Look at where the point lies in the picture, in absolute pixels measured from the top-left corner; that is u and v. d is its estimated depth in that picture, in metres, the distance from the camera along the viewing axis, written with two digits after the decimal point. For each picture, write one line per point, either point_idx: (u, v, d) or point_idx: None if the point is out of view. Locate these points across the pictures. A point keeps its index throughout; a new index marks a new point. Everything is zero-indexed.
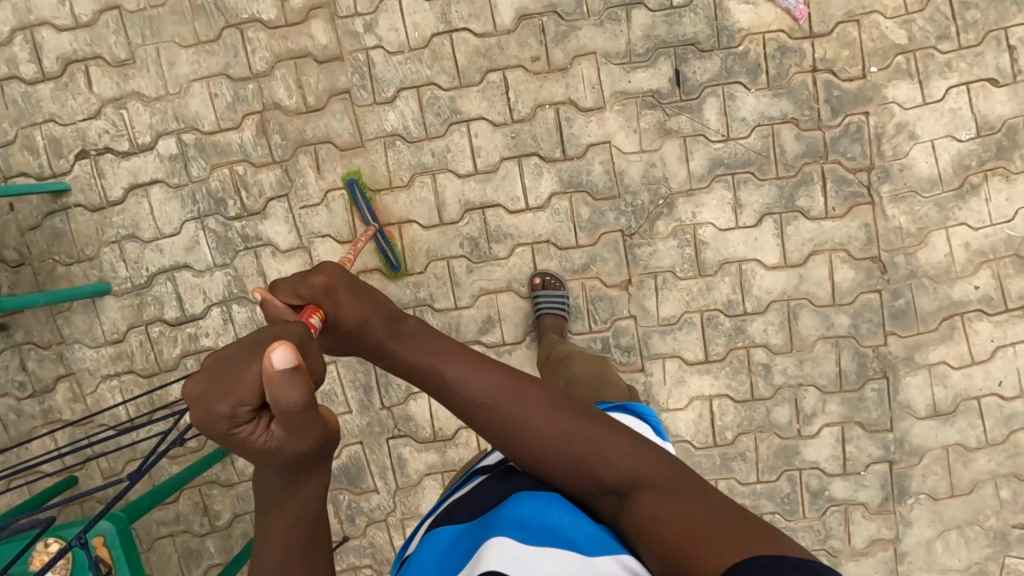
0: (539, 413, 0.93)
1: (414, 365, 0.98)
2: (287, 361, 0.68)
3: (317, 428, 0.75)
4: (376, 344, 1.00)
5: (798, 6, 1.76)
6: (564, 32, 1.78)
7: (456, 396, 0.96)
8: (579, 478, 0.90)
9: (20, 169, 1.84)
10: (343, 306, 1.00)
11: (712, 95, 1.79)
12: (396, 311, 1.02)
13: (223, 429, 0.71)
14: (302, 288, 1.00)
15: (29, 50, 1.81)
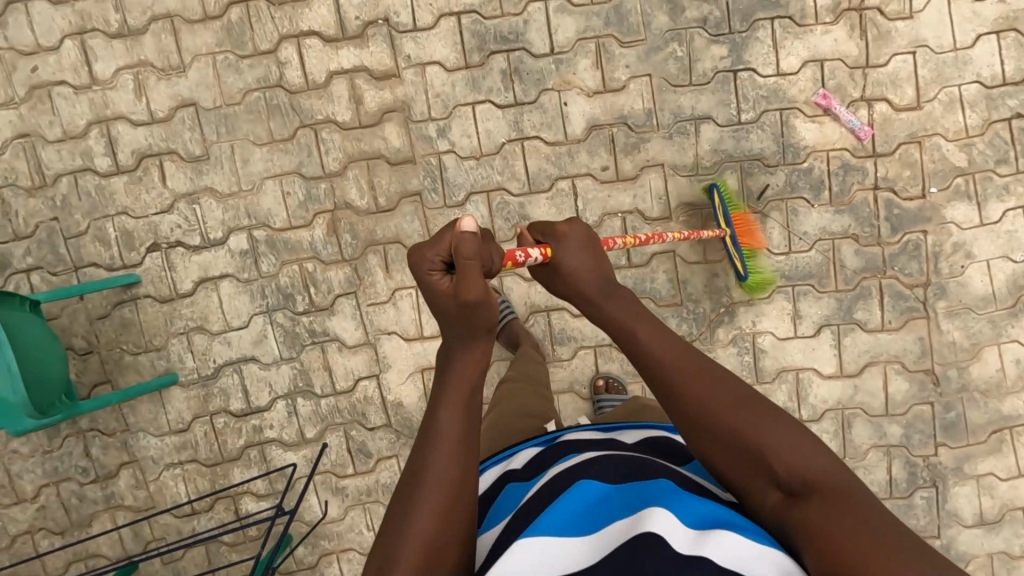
0: (718, 384, 0.92)
1: (613, 323, 1.00)
2: (471, 226, 0.93)
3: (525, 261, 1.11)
4: (585, 298, 1.04)
5: (863, 126, 1.81)
6: (634, 143, 1.82)
7: (643, 355, 0.96)
8: (746, 463, 0.86)
9: (90, 260, 1.85)
10: (565, 254, 1.07)
11: (776, 209, 1.84)
12: (611, 276, 1.06)
13: (418, 270, 0.94)
14: (543, 230, 1.11)
15: (104, 143, 1.83)
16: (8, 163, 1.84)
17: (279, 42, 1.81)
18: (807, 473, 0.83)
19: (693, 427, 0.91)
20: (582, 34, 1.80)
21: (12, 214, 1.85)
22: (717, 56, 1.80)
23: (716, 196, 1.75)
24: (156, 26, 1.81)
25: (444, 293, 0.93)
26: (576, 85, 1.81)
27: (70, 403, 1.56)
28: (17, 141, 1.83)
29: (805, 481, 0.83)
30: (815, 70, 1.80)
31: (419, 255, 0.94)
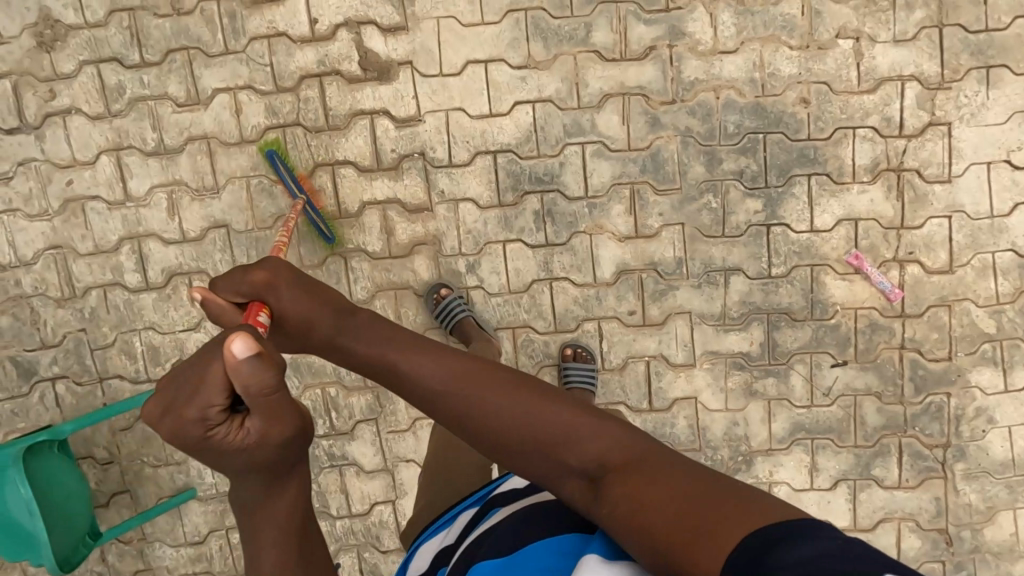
0: (493, 387, 0.93)
1: (369, 356, 0.97)
2: (247, 351, 0.73)
3: (300, 301, 1.00)
4: (329, 341, 0.99)
5: (893, 288, 1.80)
6: (662, 290, 1.83)
7: (405, 385, 0.95)
8: (551, 466, 0.89)
9: (116, 372, 1.87)
10: (285, 303, 0.99)
11: (800, 362, 1.84)
12: (347, 306, 1.02)
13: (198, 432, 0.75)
14: (241, 288, 0.99)
15: (135, 259, 1.84)
16: (40, 274, 1.85)
17: (313, 170, 1.81)
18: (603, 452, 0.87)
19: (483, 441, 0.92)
20: (617, 179, 1.80)
21: (40, 324, 1.86)
22: (751, 209, 1.80)
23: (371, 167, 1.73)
24: (192, 146, 1.81)
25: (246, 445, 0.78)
26: (608, 230, 1.81)
27: (93, 544, 1.59)
28: (48, 252, 1.84)
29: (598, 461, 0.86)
30: (849, 229, 1.80)
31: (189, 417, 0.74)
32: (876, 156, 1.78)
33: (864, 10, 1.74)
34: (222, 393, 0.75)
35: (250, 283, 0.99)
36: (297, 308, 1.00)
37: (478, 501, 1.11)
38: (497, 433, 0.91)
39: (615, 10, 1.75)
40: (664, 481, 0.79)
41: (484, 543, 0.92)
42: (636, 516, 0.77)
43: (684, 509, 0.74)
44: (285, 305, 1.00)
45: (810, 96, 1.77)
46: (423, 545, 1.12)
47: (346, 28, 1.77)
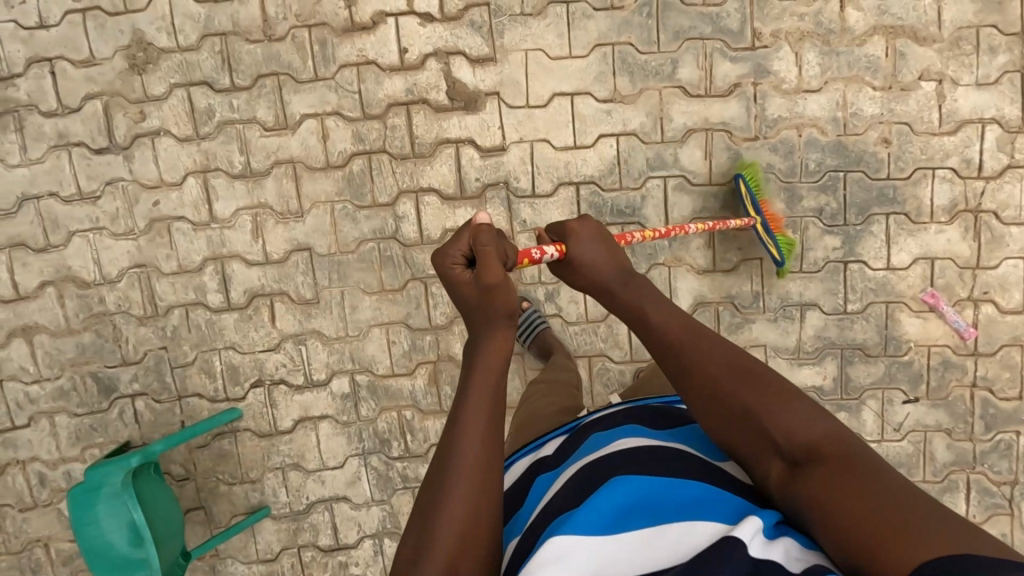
0: (726, 358, 1.00)
1: (623, 304, 1.10)
2: (483, 219, 1.09)
3: (591, 249, 1.13)
4: (601, 288, 1.13)
5: (968, 327, 1.83)
6: (738, 322, 1.86)
7: (653, 334, 1.07)
8: (753, 434, 0.94)
9: (195, 390, 1.89)
10: (579, 249, 1.13)
11: (871, 397, 1.87)
12: (630, 269, 1.14)
13: (443, 265, 1.07)
14: (554, 229, 1.18)
15: (218, 280, 1.86)
16: (123, 292, 1.87)
17: (398, 196, 1.84)
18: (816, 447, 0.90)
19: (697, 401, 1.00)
20: (697, 213, 1.82)
21: (122, 341, 1.88)
22: (830, 246, 1.82)
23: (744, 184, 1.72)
24: (278, 170, 1.84)
25: (465, 285, 1.06)
26: (687, 263, 1.84)
27: (184, 567, 1.67)
28: (133, 270, 1.86)
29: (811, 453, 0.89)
30: (925, 267, 1.82)
31: (443, 253, 1.06)
32: (955, 197, 1.80)
33: (948, 53, 1.76)
34: (464, 248, 1.07)
35: (568, 229, 1.16)
36: (589, 256, 1.13)
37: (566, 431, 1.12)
38: (723, 397, 0.97)
39: (701, 47, 1.78)
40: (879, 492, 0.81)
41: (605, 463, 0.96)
42: (848, 512, 0.81)
43: (895, 515, 0.78)
44: (579, 253, 1.13)
45: (891, 136, 1.79)
46: (513, 462, 1.13)
47: (435, 58, 1.79)
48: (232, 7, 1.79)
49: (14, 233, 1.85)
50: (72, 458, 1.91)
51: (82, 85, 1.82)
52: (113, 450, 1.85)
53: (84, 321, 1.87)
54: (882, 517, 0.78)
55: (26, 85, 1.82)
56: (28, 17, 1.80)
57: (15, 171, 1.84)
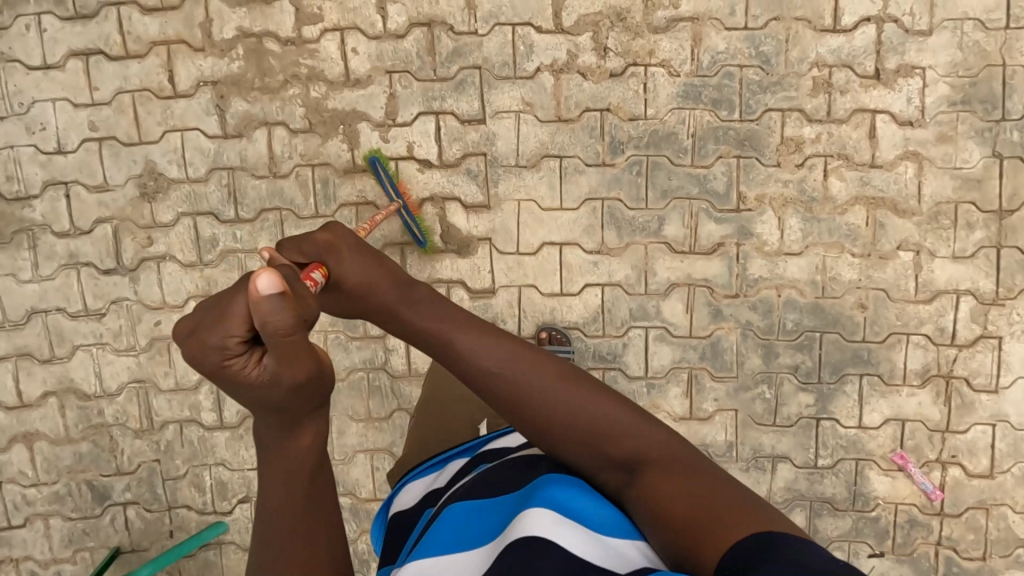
0: (549, 379, 0.99)
1: (425, 329, 1.02)
2: (273, 285, 0.62)
3: (374, 261, 1.08)
4: (386, 308, 1.05)
5: (934, 488, 1.88)
6: None
7: (463, 365, 1.00)
8: (591, 450, 0.96)
9: (184, 502, 1.97)
10: (346, 265, 1.05)
11: (838, 548, 1.92)
12: (408, 279, 1.07)
13: (213, 361, 0.65)
14: (307, 250, 1.06)
15: (213, 399, 1.94)
16: (122, 405, 1.95)
17: (388, 330, 1.90)
18: (636, 449, 0.96)
19: (522, 420, 0.99)
20: (676, 363, 1.88)
21: (118, 452, 1.96)
22: (803, 402, 1.88)
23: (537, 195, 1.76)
24: None
25: (263, 383, 0.68)
26: (664, 409, 1.90)
27: None
28: (131, 385, 1.94)
29: (636, 457, 0.95)
30: (896, 428, 1.88)
31: (204, 343, 0.65)
32: (927, 362, 1.86)
33: (926, 226, 1.82)
34: (247, 323, 0.65)
35: (315, 245, 1.05)
36: (356, 270, 1.06)
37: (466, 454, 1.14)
38: (554, 419, 0.97)
39: (687, 206, 1.84)
40: (690, 486, 0.90)
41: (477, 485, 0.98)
42: (664, 505, 0.89)
43: (711, 505, 0.86)
44: (349, 266, 1.06)
45: (868, 301, 1.85)
46: (407, 485, 1.15)
47: (431, 203, 1.87)
48: (241, 144, 1.87)
49: (22, 344, 1.94)
50: (64, 558, 1.99)
51: (94, 209, 1.90)
52: (103, 560, 1.94)
53: (83, 431, 1.96)
54: (699, 501, 0.87)
55: (41, 206, 1.91)
56: (47, 143, 1.89)
57: (26, 286, 1.93)
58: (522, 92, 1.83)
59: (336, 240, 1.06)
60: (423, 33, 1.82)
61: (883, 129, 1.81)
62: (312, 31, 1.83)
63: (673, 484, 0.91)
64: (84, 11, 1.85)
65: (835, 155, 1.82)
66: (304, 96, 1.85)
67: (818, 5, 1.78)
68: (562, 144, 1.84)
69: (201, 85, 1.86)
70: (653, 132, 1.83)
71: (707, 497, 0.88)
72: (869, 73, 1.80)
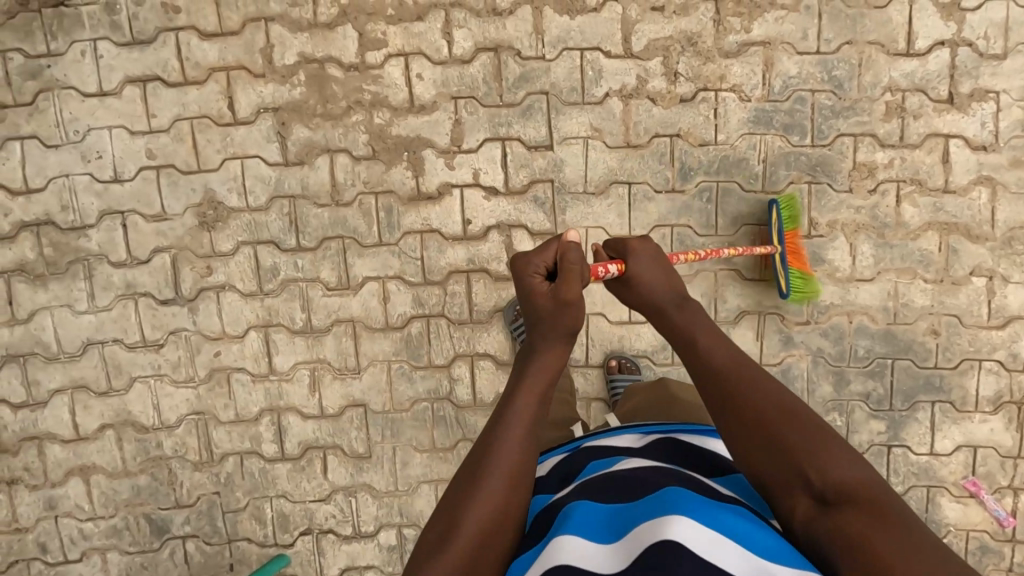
0: (766, 390, 0.95)
1: (677, 331, 1.08)
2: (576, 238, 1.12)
3: (657, 266, 1.15)
4: (658, 306, 1.12)
5: (1007, 515, 1.86)
6: None
7: (697, 360, 1.03)
8: (784, 467, 0.89)
9: (245, 535, 1.94)
10: (636, 265, 1.15)
11: None
12: (684, 293, 1.13)
13: (523, 273, 1.11)
14: (614, 249, 1.21)
15: (274, 431, 1.91)
16: (181, 438, 1.91)
17: (453, 359, 1.88)
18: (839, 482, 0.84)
19: (727, 421, 0.96)
20: None
21: (177, 484, 1.92)
22: (874, 430, 1.86)
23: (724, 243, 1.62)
24: (338, 328, 1.88)
25: (542, 293, 1.09)
26: None
27: None
28: (190, 417, 1.91)
29: (839, 491, 0.84)
30: (967, 455, 1.86)
31: (524, 263, 1.11)
32: (1000, 389, 1.84)
33: (1000, 251, 1.80)
34: (547, 261, 1.11)
35: (627, 245, 1.18)
36: (650, 275, 1.14)
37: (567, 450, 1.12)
38: (758, 422, 0.92)
39: (758, 234, 1.83)
40: (899, 533, 0.78)
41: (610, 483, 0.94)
42: (864, 545, 0.78)
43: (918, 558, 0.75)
44: (635, 267, 1.15)
45: (940, 327, 1.83)
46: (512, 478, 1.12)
47: (497, 230, 1.84)
48: (303, 171, 1.84)
49: (78, 376, 1.90)
50: None
51: (152, 238, 1.87)
52: None
53: (141, 464, 1.92)
54: (902, 550, 0.76)
55: (97, 236, 1.87)
56: (104, 171, 1.85)
57: (83, 317, 1.89)
58: (591, 117, 1.80)
59: (640, 253, 1.16)
60: (489, 59, 1.79)
61: (957, 154, 1.79)
62: (376, 56, 1.80)
63: (878, 534, 0.79)
64: (141, 37, 1.81)
65: (908, 180, 1.80)
66: (367, 122, 1.82)
67: (891, 28, 1.76)
68: (631, 170, 1.81)
69: (262, 112, 1.82)
70: (723, 158, 1.80)
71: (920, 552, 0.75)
72: (942, 97, 1.78)
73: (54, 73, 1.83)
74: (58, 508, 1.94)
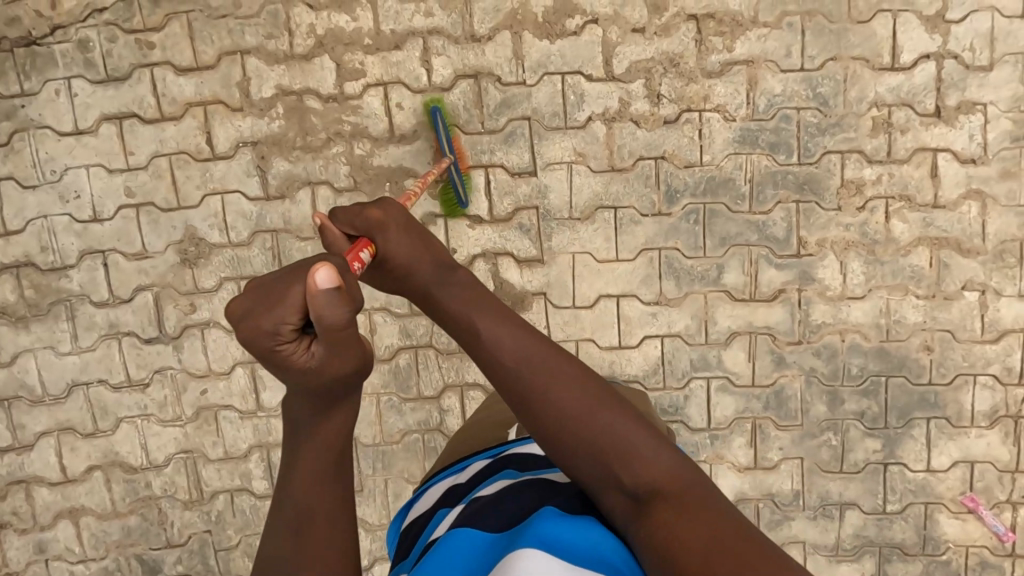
0: (562, 383, 0.90)
1: (453, 316, 0.97)
2: (328, 280, 0.66)
3: (422, 246, 1.07)
4: (422, 290, 1.02)
5: (1006, 530, 1.85)
6: (778, 518, 1.89)
7: (483, 354, 0.93)
8: (599, 465, 0.86)
9: (238, 572, 1.93)
10: (392, 243, 1.04)
11: None
12: (451, 264, 1.04)
13: (264, 343, 0.69)
14: (357, 223, 1.06)
15: (264, 467, 1.89)
16: (169, 477, 1.89)
17: (443, 390, 1.85)
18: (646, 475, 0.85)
19: (534, 422, 0.90)
20: (740, 413, 1.85)
21: (167, 524, 1.90)
22: (870, 448, 1.84)
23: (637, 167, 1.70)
24: None
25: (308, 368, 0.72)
26: (728, 459, 1.87)
27: None
28: (179, 456, 1.89)
29: (646, 485, 0.84)
30: (965, 470, 1.84)
31: (255, 327, 0.68)
32: (995, 403, 1.82)
33: (991, 264, 1.78)
34: (300, 312, 0.68)
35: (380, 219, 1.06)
36: (397, 249, 1.04)
37: (490, 454, 1.05)
38: (557, 421, 0.89)
39: (747, 253, 1.80)
40: (705, 525, 0.78)
41: (501, 500, 0.89)
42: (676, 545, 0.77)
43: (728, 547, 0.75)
44: (395, 242, 1.05)
45: (933, 343, 1.81)
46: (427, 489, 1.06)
47: (483, 259, 1.83)
48: (285, 206, 1.82)
49: (63, 418, 1.88)
50: None
51: (134, 277, 1.84)
52: None
53: (130, 505, 1.90)
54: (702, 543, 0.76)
55: (78, 276, 1.84)
56: (82, 211, 1.83)
57: (66, 358, 1.86)
58: (574, 142, 1.78)
59: (388, 219, 1.06)
60: (469, 86, 1.77)
61: (946, 168, 1.76)
62: (354, 86, 1.78)
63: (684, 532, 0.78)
64: (116, 75, 1.79)
65: (896, 196, 1.78)
66: (348, 154, 1.80)
67: (876, 42, 1.73)
68: (616, 194, 1.79)
69: (241, 146, 1.80)
70: (709, 179, 1.78)
71: (727, 542, 0.76)
72: (929, 111, 1.75)
73: (28, 114, 1.80)
74: (48, 551, 1.92)
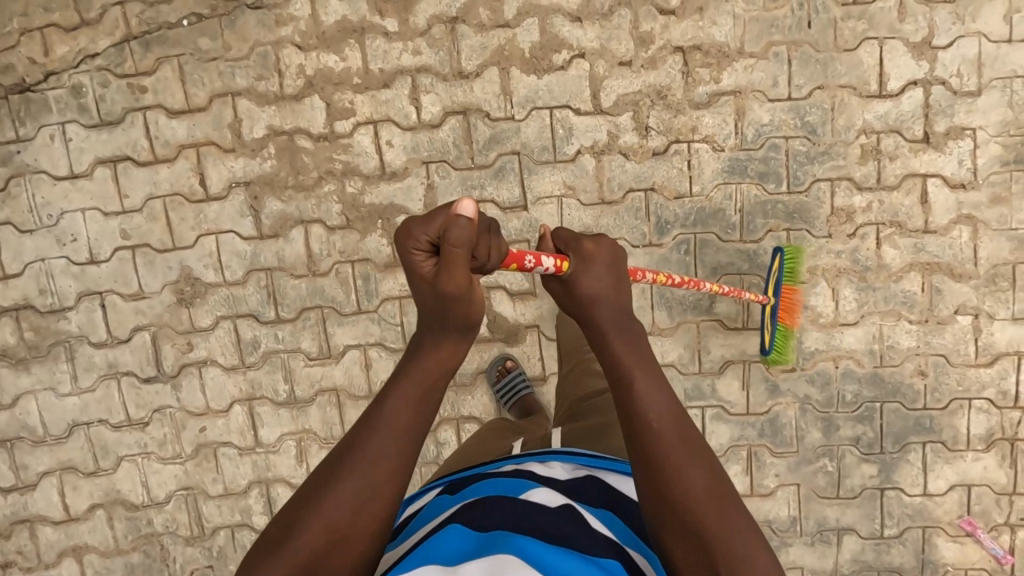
0: (694, 461, 0.84)
1: (612, 357, 0.89)
2: (469, 212, 0.86)
3: (602, 267, 0.94)
4: (595, 322, 0.91)
5: (1004, 552, 1.85)
6: (776, 545, 1.89)
7: (630, 406, 0.86)
8: (693, 554, 0.81)
9: None
10: (585, 276, 0.92)
11: None
12: (629, 308, 0.93)
13: (403, 248, 0.87)
14: (569, 240, 0.98)
15: (263, 502, 1.91)
16: (171, 514, 1.91)
17: (439, 423, 1.88)
18: None
19: (653, 486, 0.84)
20: (735, 441, 1.85)
21: (170, 560, 1.93)
22: (866, 474, 1.84)
23: (778, 260, 1.71)
24: (322, 397, 1.88)
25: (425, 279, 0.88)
26: None
27: None
28: (179, 493, 1.91)
29: None
30: (962, 494, 1.84)
31: (406, 230, 0.87)
32: (991, 426, 1.82)
33: (984, 288, 1.78)
34: (438, 234, 0.87)
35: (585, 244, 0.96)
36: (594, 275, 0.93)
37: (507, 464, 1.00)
38: (676, 495, 0.82)
39: (738, 282, 1.81)
40: None
41: (495, 505, 0.85)
42: None
43: None
44: (586, 268, 0.94)
45: (927, 368, 1.81)
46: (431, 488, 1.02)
47: None
48: (278, 244, 1.83)
49: (65, 458, 1.90)
50: None
51: (131, 317, 1.86)
52: None
53: (133, 542, 1.92)
54: None
55: (77, 317, 1.87)
56: (79, 253, 1.85)
57: (67, 399, 1.89)
58: (563, 176, 1.79)
59: (591, 245, 0.96)
60: (458, 122, 1.78)
61: (935, 193, 1.77)
62: (345, 125, 1.79)
63: None
64: (109, 119, 1.81)
65: (887, 223, 1.78)
66: (340, 192, 1.81)
67: (862, 70, 1.74)
68: (607, 226, 1.81)
69: (234, 187, 1.82)
70: (699, 210, 1.79)
71: None
72: (918, 137, 1.75)
73: (24, 159, 1.83)
74: None
